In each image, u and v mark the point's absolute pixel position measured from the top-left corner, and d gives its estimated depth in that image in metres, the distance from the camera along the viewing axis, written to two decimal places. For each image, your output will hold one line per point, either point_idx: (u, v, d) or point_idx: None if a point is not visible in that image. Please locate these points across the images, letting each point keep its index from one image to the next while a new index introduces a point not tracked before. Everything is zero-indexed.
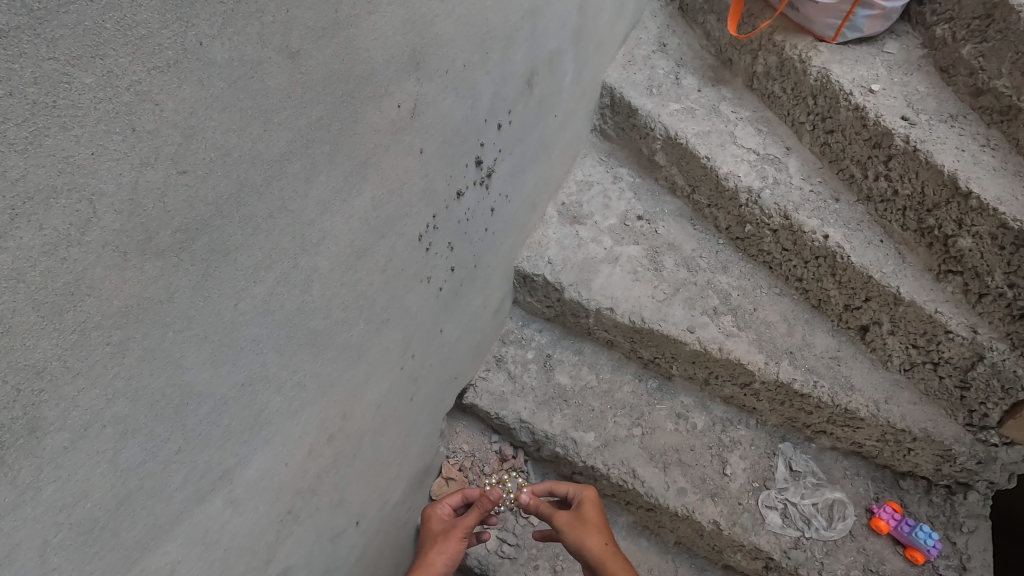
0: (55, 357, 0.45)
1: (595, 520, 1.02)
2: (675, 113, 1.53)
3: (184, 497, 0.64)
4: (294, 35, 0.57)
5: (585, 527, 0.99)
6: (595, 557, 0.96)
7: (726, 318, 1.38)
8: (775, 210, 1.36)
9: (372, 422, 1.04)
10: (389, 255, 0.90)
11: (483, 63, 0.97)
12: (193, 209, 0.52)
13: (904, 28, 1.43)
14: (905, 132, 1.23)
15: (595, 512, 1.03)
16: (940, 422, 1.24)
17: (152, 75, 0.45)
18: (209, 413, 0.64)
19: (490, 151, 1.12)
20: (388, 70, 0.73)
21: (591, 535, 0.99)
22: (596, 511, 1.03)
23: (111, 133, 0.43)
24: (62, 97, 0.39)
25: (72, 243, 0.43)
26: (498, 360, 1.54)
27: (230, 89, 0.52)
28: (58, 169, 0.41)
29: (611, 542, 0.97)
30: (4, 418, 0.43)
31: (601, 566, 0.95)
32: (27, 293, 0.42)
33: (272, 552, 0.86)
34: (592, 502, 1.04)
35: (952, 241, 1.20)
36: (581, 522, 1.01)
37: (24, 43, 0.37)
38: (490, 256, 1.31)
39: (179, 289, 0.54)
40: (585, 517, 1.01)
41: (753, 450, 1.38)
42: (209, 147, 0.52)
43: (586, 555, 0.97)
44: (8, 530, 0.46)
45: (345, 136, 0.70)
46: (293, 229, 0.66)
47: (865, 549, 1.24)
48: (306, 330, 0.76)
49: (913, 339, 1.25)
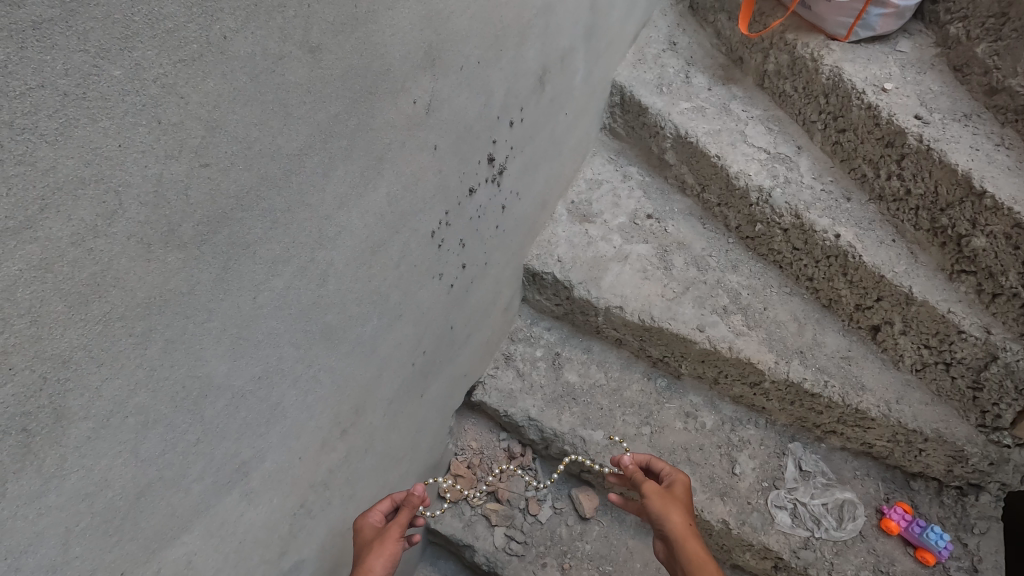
0: (80, 347, 0.45)
1: (681, 502, 0.96)
2: (685, 111, 1.53)
3: (201, 489, 0.65)
4: (314, 30, 0.57)
5: (671, 502, 0.94)
6: (675, 529, 0.89)
7: (736, 317, 1.38)
8: (786, 208, 1.35)
9: (383, 418, 1.05)
10: (403, 251, 0.90)
11: (497, 60, 0.97)
12: (215, 202, 0.53)
13: (917, 27, 1.43)
14: (918, 131, 1.23)
15: (684, 495, 0.97)
16: (952, 423, 1.24)
17: (177, 68, 0.45)
18: (227, 405, 0.64)
19: (502, 148, 1.12)
20: (405, 65, 0.73)
21: (676, 509, 0.93)
22: (684, 496, 0.97)
23: (138, 125, 0.44)
24: (91, 89, 0.40)
25: (99, 234, 0.44)
26: (507, 358, 1.54)
27: (252, 83, 0.52)
28: (87, 160, 0.41)
29: (694, 523, 0.90)
30: (31, 406, 0.43)
31: (676, 540, 0.87)
32: (55, 283, 0.42)
33: (285, 545, 0.86)
34: (684, 485, 1.00)
35: (965, 240, 1.20)
36: (668, 496, 0.95)
37: (56, 35, 0.37)
38: (500, 253, 1.31)
39: (199, 281, 0.54)
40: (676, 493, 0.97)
41: (762, 450, 1.37)
42: (231, 141, 0.52)
43: (664, 526, 0.90)
44: (33, 517, 0.46)
45: (362, 132, 0.70)
46: (310, 223, 0.66)
47: (875, 549, 1.24)
48: (321, 324, 0.76)
49: (926, 339, 1.24)
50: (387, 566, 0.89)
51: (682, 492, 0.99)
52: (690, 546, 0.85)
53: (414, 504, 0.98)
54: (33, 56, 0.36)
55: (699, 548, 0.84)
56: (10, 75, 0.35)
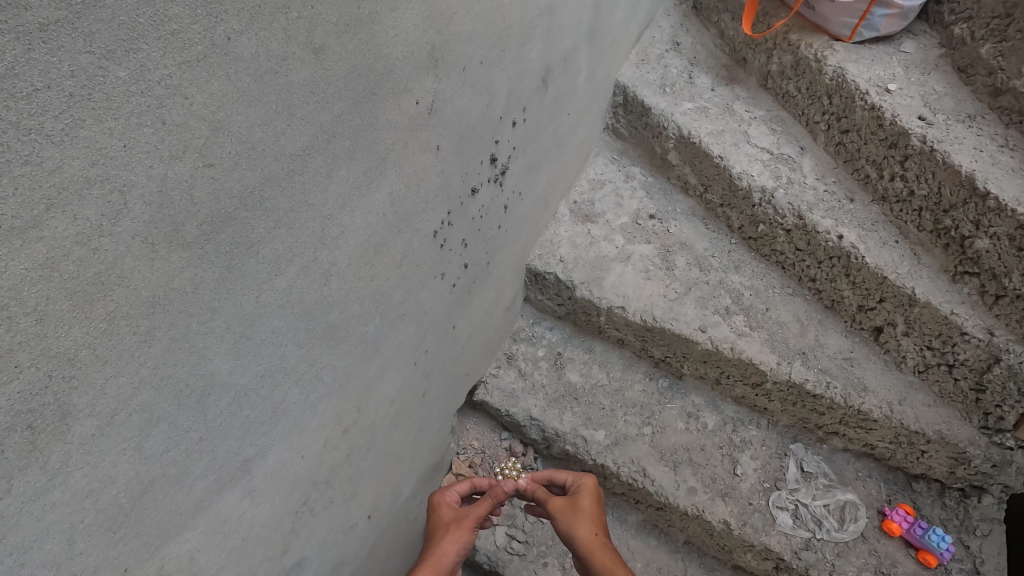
0: (85, 345, 0.46)
1: (587, 512, 0.97)
2: (689, 112, 1.53)
3: (204, 486, 0.65)
4: (318, 31, 0.57)
5: (577, 517, 0.95)
6: (584, 547, 0.90)
7: (738, 318, 1.38)
8: (789, 209, 1.35)
9: (385, 417, 1.05)
10: (405, 250, 0.90)
11: (500, 60, 0.97)
12: (218, 202, 0.53)
13: (921, 27, 1.42)
14: (922, 132, 1.22)
15: (591, 502, 0.98)
16: (954, 424, 1.23)
17: (182, 69, 0.45)
18: (230, 403, 0.65)
19: (505, 148, 1.12)
20: (408, 66, 0.74)
21: (583, 524, 0.94)
22: (591, 503, 0.98)
23: (142, 126, 0.44)
24: (97, 90, 0.40)
25: (103, 233, 0.44)
26: (509, 357, 1.54)
27: (256, 84, 0.53)
28: (93, 160, 0.41)
29: (602, 534, 0.92)
30: (37, 404, 0.44)
31: (588, 558, 0.89)
32: (60, 282, 0.42)
33: (287, 543, 0.87)
34: (590, 491, 1.00)
35: (969, 242, 1.19)
36: (573, 510, 0.96)
37: (63, 37, 0.37)
38: (503, 252, 1.32)
39: (203, 280, 0.55)
40: (580, 506, 0.97)
41: (764, 451, 1.37)
42: (234, 141, 0.52)
43: (575, 544, 0.92)
44: (37, 513, 0.47)
45: (365, 132, 0.70)
46: (313, 222, 0.67)
47: (876, 551, 1.24)
48: (324, 323, 0.76)
49: (928, 341, 1.24)
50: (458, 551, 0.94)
51: (589, 499, 0.99)
52: (601, 562, 0.87)
53: (495, 497, 1.01)
54: (39, 58, 0.37)
55: (610, 563, 0.87)
56: (16, 76, 0.36)
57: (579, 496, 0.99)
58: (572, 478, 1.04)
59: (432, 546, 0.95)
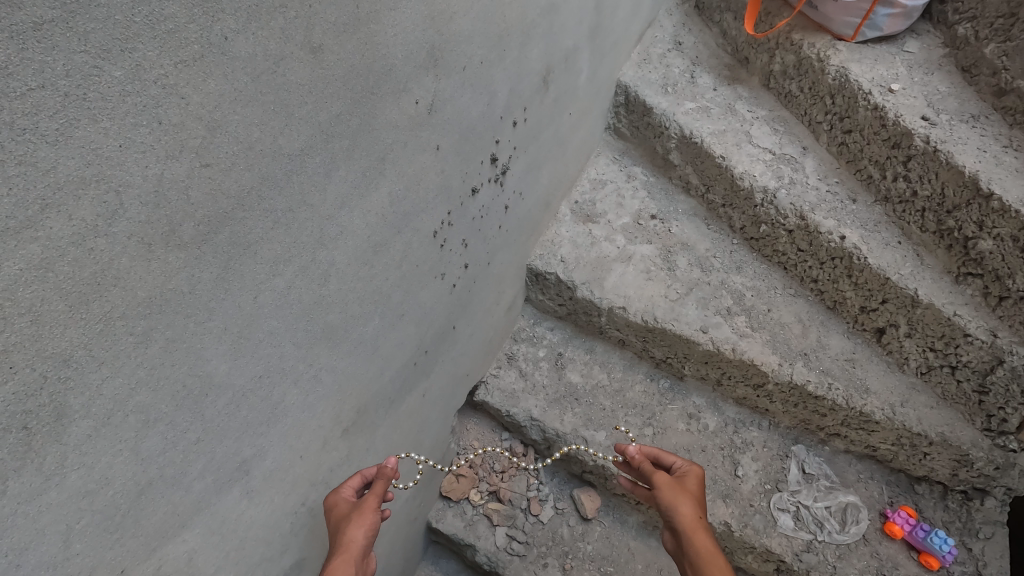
0: (81, 347, 0.46)
1: (691, 494, 0.92)
2: (690, 112, 1.53)
3: (201, 487, 0.65)
4: (316, 30, 0.57)
5: (680, 494, 0.90)
6: (684, 524, 0.85)
7: (739, 319, 1.38)
8: (791, 210, 1.34)
9: (385, 417, 1.05)
10: (405, 250, 0.90)
11: (501, 60, 0.97)
12: (216, 202, 0.53)
13: (925, 27, 1.42)
14: (925, 132, 1.22)
15: (696, 486, 0.93)
16: (957, 426, 1.23)
17: (178, 69, 0.45)
18: (228, 404, 0.64)
19: (506, 148, 1.12)
20: (407, 65, 0.73)
21: (685, 503, 0.89)
22: (696, 487, 0.94)
23: (138, 126, 0.44)
24: (92, 90, 0.40)
25: (99, 234, 0.44)
26: (510, 358, 1.54)
27: (253, 84, 0.52)
28: (88, 160, 0.41)
29: (704, 518, 0.87)
30: (33, 404, 0.44)
31: (685, 536, 0.84)
32: (56, 283, 0.42)
33: (286, 544, 0.87)
34: (697, 476, 0.96)
35: (972, 243, 1.19)
36: (677, 487, 0.92)
37: (57, 36, 0.37)
38: (504, 253, 1.31)
39: (200, 281, 0.54)
40: (685, 486, 0.93)
41: (765, 452, 1.37)
42: (232, 141, 0.52)
43: (674, 519, 0.87)
44: (33, 514, 0.47)
45: (364, 132, 0.70)
46: (312, 223, 0.67)
47: (878, 553, 1.23)
48: (323, 324, 0.76)
49: (931, 342, 1.23)
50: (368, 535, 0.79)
51: (694, 484, 0.95)
52: (699, 544, 0.82)
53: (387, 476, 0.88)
54: (34, 57, 0.37)
55: (710, 548, 0.81)
56: (10, 76, 0.36)
57: (685, 478, 0.95)
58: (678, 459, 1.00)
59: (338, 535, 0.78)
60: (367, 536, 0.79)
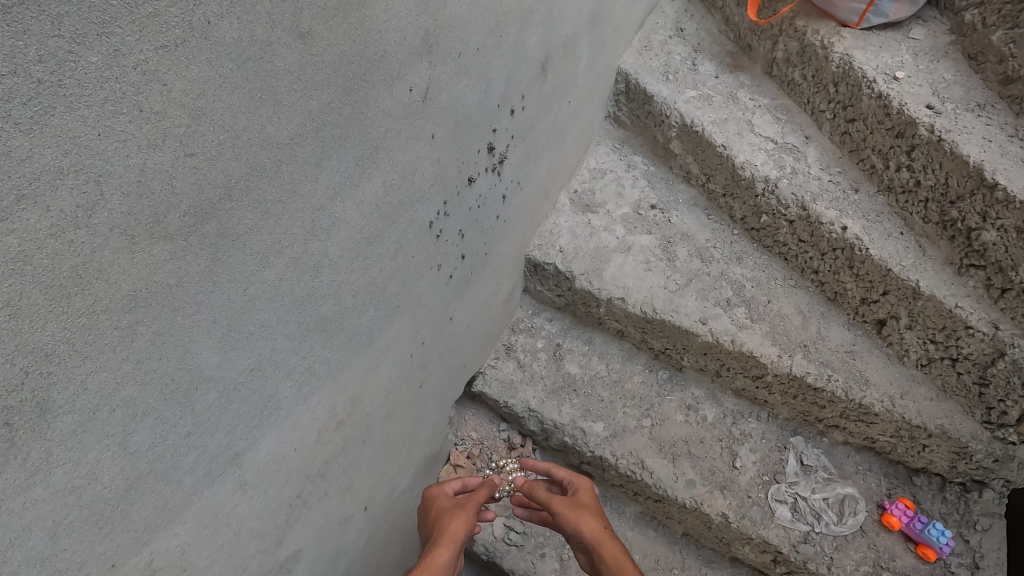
0: (62, 341, 0.45)
1: (588, 506, 1.04)
2: (692, 100, 1.50)
3: (193, 480, 0.64)
4: (304, 15, 0.55)
5: (581, 510, 1.01)
6: (592, 537, 0.97)
7: (739, 310, 1.36)
8: (792, 200, 1.33)
9: (381, 408, 1.04)
10: (400, 241, 0.89)
11: (497, 47, 0.95)
12: (202, 192, 0.51)
13: (931, 13, 1.39)
14: (930, 121, 1.20)
15: (590, 498, 1.05)
16: (957, 419, 1.22)
17: (159, 54, 0.44)
18: (218, 397, 0.63)
19: (503, 136, 1.10)
20: (400, 52, 0.72)
21: (587, 517, 1.00)
22: (590, 499, 1.06)
23: (118, 114, 0.42)
24: (68, 76, 0.39)
25: (79, 226, 0.43)
26: (508, 348, 1.54)
27: (239, 70, 0.51)
28: (65, 149, 0.40)
29: (608, 527, 0.99)
30: (13, 400, 0.43)
31: (597, 548, 0.95)
32: (35, 276, 0.41)
33: (281, 536, 0.86)
34: (588, 490, 1.08)
35: (975, 234, 1.17)
36: (576, 505, 1.03)
37: (29, 20, 0.36)
38: (501, 243, 1.30)
39: (188, 273, 0.53)
40: (582, 502, 1.04)
41: (764, 444, 1.36)
42: (217, 130, 0.51)
43: (582, 536, 0.98)
44: (18, 511, 0.46)
45: (356, 120, 0.68)
46: (303, 213, 0.65)
47: (875, 544, 1.23)
48: (316, 316, 0.75)
49: (932, 334, 1.22)
50: (465, 528, 1.01)
51: (587, 496, 1.07)
52: (610, 554, 0.94)
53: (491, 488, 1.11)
54: (5, 42, 0.35)
55: (617, 554, 0.94)
56: None
57: (580, 494, 1.06)
58: (570, 477, 1.11)
59: (442, 524, 1.01)
60: (463, 528, 1.00)
